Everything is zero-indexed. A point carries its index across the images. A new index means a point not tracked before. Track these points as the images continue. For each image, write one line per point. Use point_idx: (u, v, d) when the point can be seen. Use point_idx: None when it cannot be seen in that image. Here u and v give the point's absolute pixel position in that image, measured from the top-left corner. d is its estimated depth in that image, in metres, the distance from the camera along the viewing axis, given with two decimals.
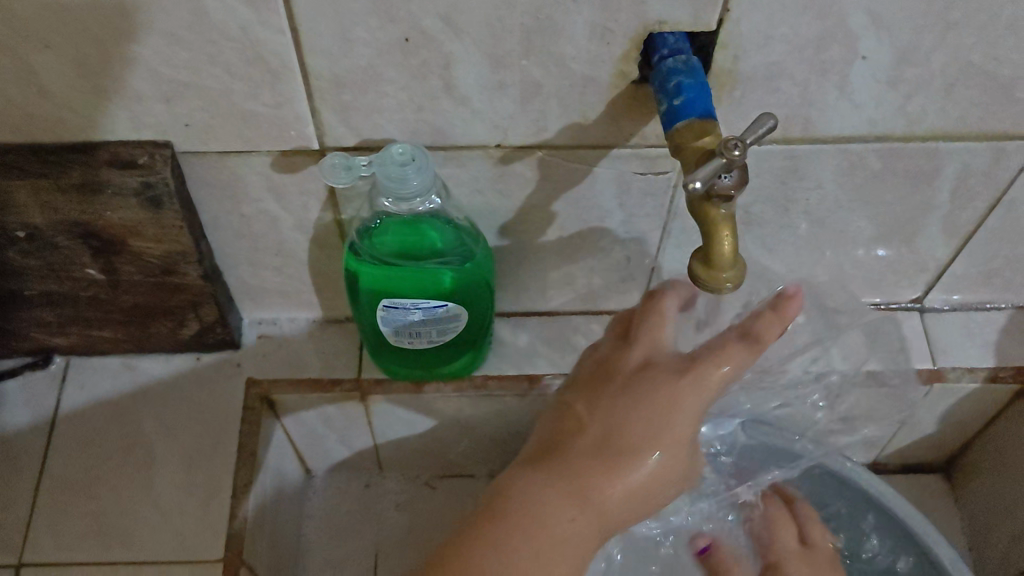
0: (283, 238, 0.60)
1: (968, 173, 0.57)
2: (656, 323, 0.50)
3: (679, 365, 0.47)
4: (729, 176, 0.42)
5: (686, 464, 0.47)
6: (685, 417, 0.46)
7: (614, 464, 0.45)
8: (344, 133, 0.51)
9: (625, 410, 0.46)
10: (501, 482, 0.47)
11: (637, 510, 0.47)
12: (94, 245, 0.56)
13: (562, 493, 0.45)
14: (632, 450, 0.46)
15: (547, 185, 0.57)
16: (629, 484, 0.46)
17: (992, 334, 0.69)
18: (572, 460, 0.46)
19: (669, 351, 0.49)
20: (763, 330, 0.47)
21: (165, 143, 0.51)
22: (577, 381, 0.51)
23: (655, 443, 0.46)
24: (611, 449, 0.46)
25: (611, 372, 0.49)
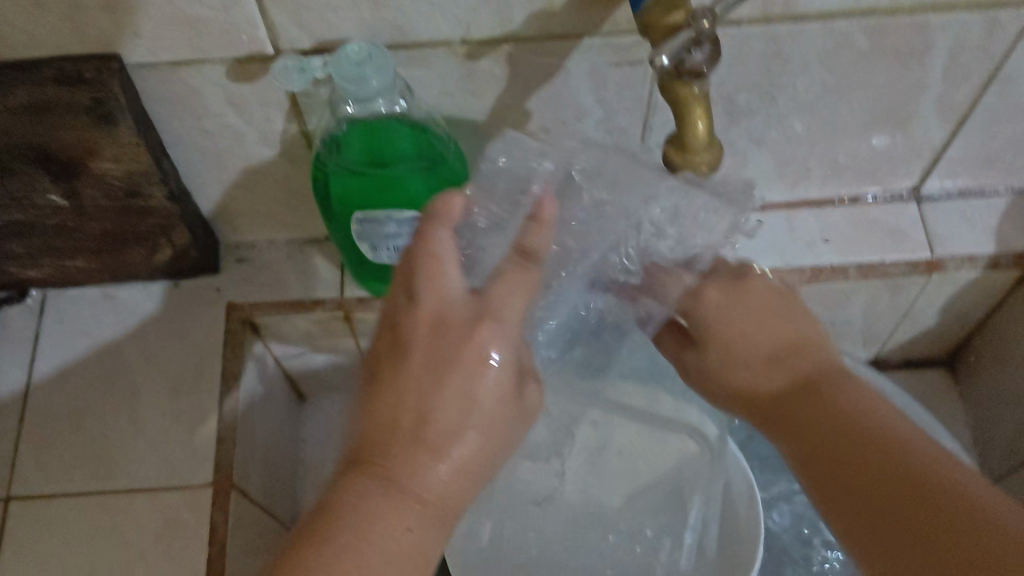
0: (250, 154, 0.58)
1: (961, 47, 0.54)
2: (434, 268, 0.42)
3: (468, 307, 0.42)
4: (698, 52, 0.40)
5: (516, 410, 0.43)
6: (468, 359, 0.41)
7: (430, 448, 0.40)
8: (298, 35, 0.49)
9: (407, 384, 0.41)
10: (309, 515, 0.38)
11: (472, 488, 0.42)
12: (52, 168, 0.54)
13: (380, 505, 0.38)
14: (448, 429, 0.40)
15: (518, 82, 0.54)
16: (455, 462, 0.40)
17: (992, 221, 0.66)
18: (385, 460, 0.39)
19: (458, 291, 0.43)
20: (535, 236, 0.45)
21: (113, 56, 0.49)
22: (371, 359, 0.42)
23: (473, 406, 0.41)
24: (422, 432, 0.40)
25: (397, 334, 0.42)
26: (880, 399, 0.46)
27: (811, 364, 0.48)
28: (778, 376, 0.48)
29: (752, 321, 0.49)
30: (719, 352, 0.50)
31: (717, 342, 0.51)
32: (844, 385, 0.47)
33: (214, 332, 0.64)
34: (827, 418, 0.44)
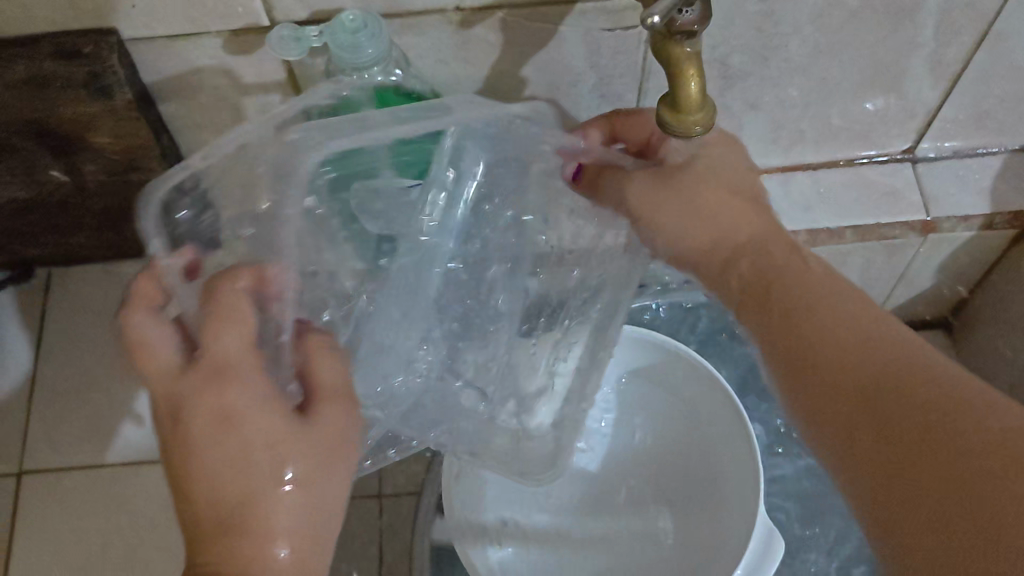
0: (249, 126, 0.58)
1: (952, 5, 0.54)
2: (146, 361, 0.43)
3: (176, 376, 0.42)
4: (691, 10, 0.40)
5: (322, 438, 0.43)
6: (243, 424, 0.41)
7: (242, 531, 0.40)
8: (293, 6, 0.49)
9: (194, 455, 0.41)
10: None
11: (315, 531, 0.43)
12: (53, 144, 0.54)
13: None
14: (243, 504, 0.41)
15: (512, 49, 0.54)
16: (271, 528, 0.41)
17: (987, 180, 0.67)
18: (201, 556, 0.40)
19: (219, 355, 0.42)
20: (230, 312, 0.42)
21: (109, 30, 0.49)
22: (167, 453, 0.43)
23: (252, 470, 0.41)
24: (225, 522, 0.40)
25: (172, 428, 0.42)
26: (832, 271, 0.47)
27: (754, 247, 0.48)
28: (731, 265, 0.48)
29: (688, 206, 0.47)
30: (666, 227, 0.48)
31: (664, 223, 0.48)
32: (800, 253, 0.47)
33: None
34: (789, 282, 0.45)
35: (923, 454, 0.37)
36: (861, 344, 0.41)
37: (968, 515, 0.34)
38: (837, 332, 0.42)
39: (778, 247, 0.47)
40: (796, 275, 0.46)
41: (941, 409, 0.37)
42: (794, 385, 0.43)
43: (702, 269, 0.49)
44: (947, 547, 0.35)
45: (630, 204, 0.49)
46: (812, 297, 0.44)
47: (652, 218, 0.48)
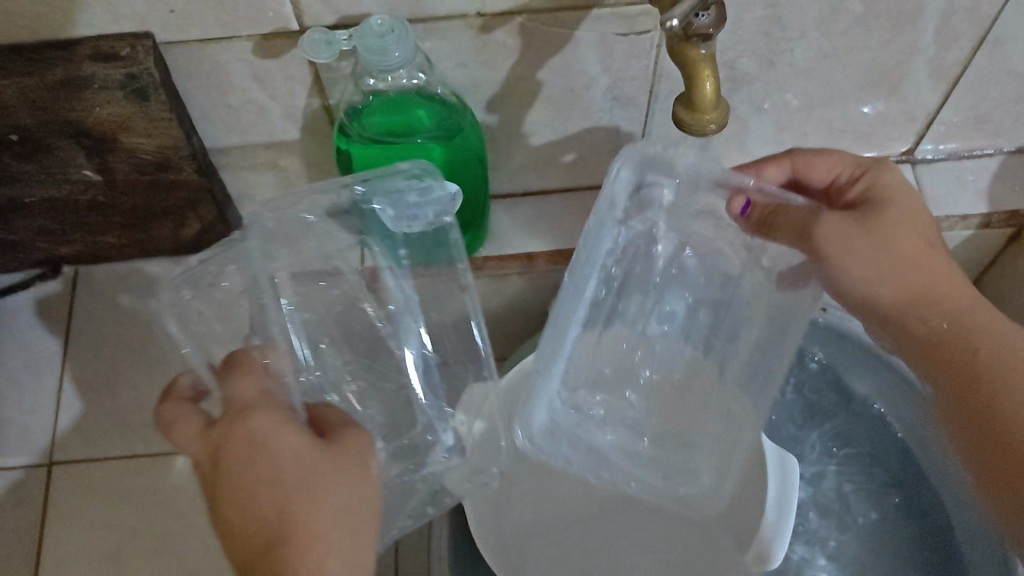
0: (274, 128, 0.60)
1: (951, 10, 0.56)
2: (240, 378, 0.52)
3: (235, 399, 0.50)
4: (706, 14, 0.42)
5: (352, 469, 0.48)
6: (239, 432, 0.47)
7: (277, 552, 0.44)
8: (322, 10, 0.51)
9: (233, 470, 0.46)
10: None
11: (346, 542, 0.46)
12: (86, 144, 0.56)
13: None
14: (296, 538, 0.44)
15: (530, 53, 0.56)
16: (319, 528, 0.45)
17: (984, 181, 0.69)
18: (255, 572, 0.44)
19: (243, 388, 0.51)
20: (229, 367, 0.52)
21: (145, 34, 0.52)
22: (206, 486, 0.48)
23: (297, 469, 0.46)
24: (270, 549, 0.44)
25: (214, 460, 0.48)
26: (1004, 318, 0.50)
27: (956, 304, 0.50)
28: (922, 315, 0.50)
29: (877, 247, 0.50)
30: (854, 274, 0.50)
31: (849, 266, 0.50)
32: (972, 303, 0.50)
33: None
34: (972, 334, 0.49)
35: None
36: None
37: None
38: (1021, 392, 0.46)
39: (970, 307, 0.49)
40: (976, 331, 0.49)
41: None
42: (967, 431, 0.48)
43: (890, 321, 0.52)
44: None
45: (806, 236, 0.51)
46: (996, 352, 0.48)
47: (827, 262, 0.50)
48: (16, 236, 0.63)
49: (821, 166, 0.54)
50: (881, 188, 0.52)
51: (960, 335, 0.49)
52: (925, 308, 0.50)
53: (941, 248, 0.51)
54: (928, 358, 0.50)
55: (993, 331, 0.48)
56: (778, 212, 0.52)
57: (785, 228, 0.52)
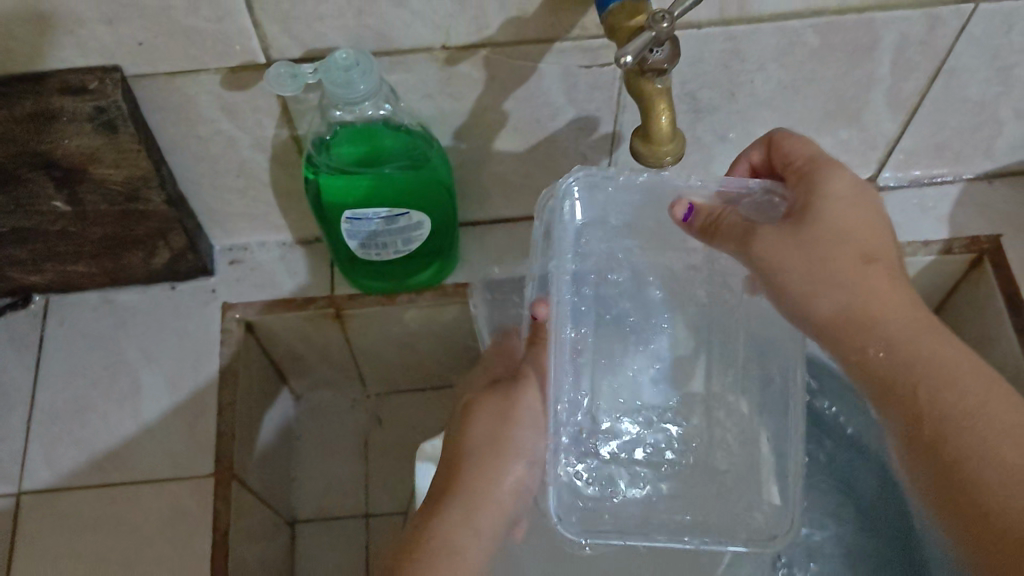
0: (244, 158, 0.61)
1: (906, 43, 0.58)
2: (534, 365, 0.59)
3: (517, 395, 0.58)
4: (660, 50, 0.44)
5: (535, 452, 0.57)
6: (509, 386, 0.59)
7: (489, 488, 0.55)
8: (288, 44, 0.52)
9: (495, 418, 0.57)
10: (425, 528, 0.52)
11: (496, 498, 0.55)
12: (56, 175, 0.57)
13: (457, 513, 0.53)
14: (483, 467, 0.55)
15: (495, 84, 0.57)
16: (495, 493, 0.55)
17: (945, 208, 0.71)
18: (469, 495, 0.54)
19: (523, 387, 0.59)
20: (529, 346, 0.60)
21: (114, 68, 0.52)
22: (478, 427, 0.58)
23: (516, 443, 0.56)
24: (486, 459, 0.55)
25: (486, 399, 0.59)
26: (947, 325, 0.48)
27: (888, 323, 0.48)
28: (858, 337, 0.49)
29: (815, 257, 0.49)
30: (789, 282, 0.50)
31: (787, 282, 0.50)
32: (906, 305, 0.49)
33: (209, 330, 0.67)
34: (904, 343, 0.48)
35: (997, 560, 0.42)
36: (968, 423, 0.45)
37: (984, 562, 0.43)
38: (969, 428, 0.45)
39: (911, 326, 0.48)
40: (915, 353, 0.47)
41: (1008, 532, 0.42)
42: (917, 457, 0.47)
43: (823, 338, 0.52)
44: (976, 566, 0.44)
45: (745, 244, 0.51)
46: (925, 368, 0.47)
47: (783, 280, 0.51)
48: None
49: (789, 144, 0.53)
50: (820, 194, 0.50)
51: (896, 360, 0.48)
52: (858, 334, 0.49)
53: (884, 257, 0.50)
54: (876, 387, 0.49)
55: (936, 355, 0.47)
56: (721, 220, 0.53)
57: (728, 234, 0.52)
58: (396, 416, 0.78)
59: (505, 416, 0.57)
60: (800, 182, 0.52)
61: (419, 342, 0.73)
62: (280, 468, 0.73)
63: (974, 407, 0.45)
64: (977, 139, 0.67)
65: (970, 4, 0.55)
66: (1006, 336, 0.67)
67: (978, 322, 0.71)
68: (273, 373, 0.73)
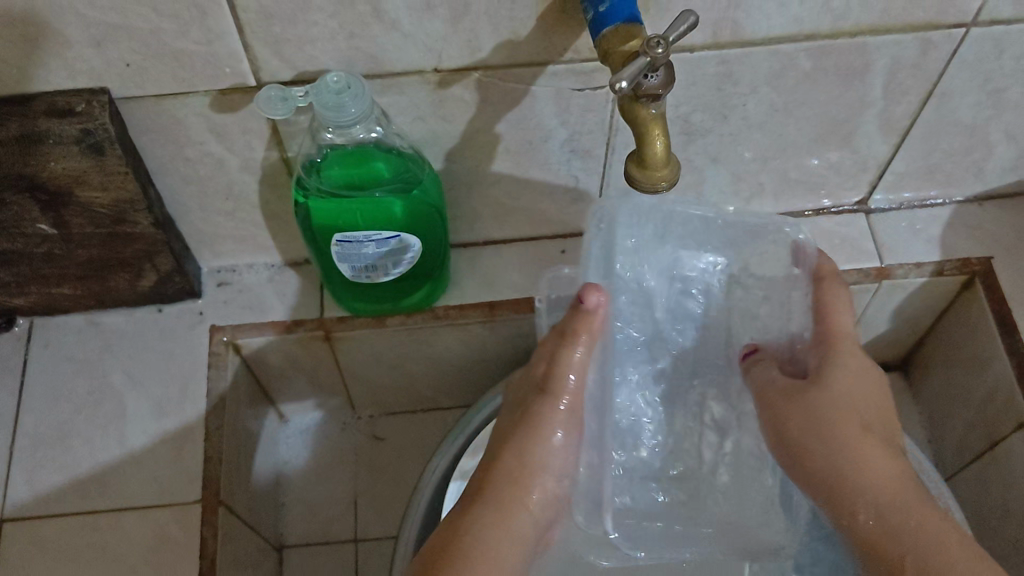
0: (232, 180, 0.60)
1: (898, 67, 0.58)
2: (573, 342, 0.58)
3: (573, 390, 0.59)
4: (655, 76, 0.43)
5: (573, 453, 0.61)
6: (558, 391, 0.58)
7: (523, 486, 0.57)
8: (278, 66, 0.52)
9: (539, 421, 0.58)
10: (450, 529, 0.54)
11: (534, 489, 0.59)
12: (41, 198, 0.56)
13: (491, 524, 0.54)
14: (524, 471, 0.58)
15: (487, 107, 0.57)
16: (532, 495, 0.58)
17: (936, 230, 0.70)
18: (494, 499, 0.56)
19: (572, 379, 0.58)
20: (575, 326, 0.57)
21: (101, 90, 0.52)
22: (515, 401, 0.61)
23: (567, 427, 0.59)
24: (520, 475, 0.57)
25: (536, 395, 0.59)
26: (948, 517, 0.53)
27: (870, 473, 0.54)
28: (852, 505, 0.54)
29: (811, 416, 0.57)
30: (871, 471, 0.54)
31: (868, 475, 0.54)
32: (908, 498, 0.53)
33: (197, 354, 0.66)
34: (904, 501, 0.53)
35: None
36: None
37: None
38: None
39: (886, 481, 0.54)
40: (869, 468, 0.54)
41: None
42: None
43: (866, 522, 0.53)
44: None
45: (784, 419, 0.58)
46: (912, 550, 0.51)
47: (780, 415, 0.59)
48: None
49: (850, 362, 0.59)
50: (829, 386, 0.57)
51: (883, 527, 0.52)
52: (851, 496, 0.54)
53: (880, 423, 0.57)
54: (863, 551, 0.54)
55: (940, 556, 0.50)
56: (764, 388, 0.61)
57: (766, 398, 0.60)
58: (386, 439, 0.78)
59: (535, 432, 0.58)
60: (821, 345, 0.61)
61: (409, 365, 0.73)
62: (269, 494, 0.72)
63: None
64: (968, 161, 0.67)
65: (961, 28, 0.55)
66: (998, 358, 0.67)
67: (970, 344, 0.70)
68: (261, 396, 0.72)
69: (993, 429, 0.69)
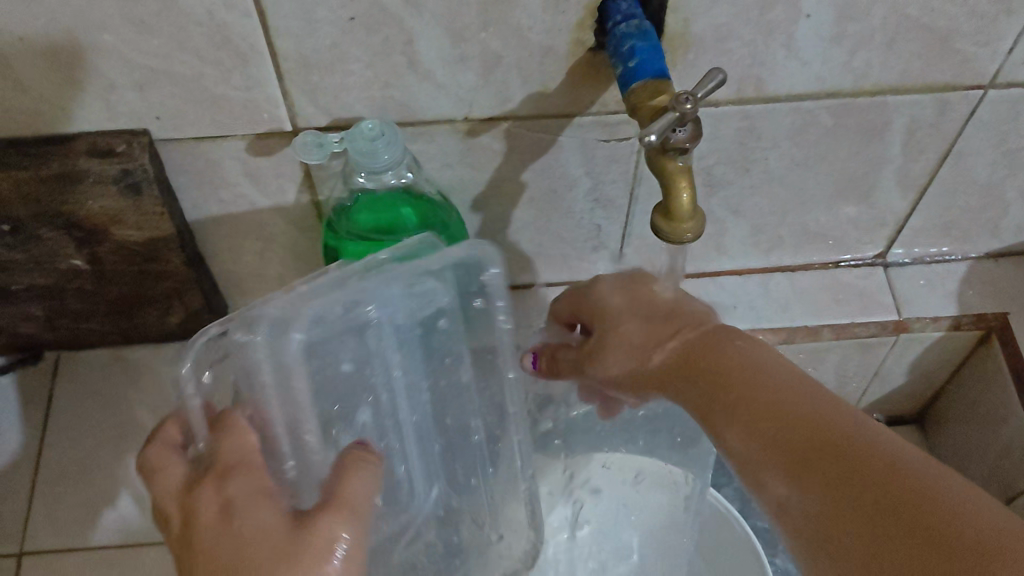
0: (262, 221, 0.62)
1: (916, 125, 0.59)
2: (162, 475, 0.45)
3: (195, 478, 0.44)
4: (683, 129, 0.45)
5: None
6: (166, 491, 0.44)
7: None
8: (315, 113, 0.53)
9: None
10: None
11: None
12: (77, 235, 0.57)
13: None
14: None
15: (515, 156, 0.58)
16: None
17: (953, 285, 0.71)
18: None
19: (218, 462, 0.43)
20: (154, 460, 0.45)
21: (142, 131, 0.53)
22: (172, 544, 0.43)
23: None
24: None
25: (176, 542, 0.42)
26: (773, 358, 0.50)
27: (687, 332, 0.53)
28: (697, 381, 0.50)
29: (645, 339, 0.54)
30: (627, 346, 0.54)
31: (729, 367, 0.50)
32: (728, 345, 0.51)
33: None
34: (739, 375, 0.49)
35: (830, 490, 0.42)
36: (738, 348, 0.50)
37: (854, 497, 0.41)
38: (752, 353, 0.50)
39: (703, 338, 0.51)
40: (765, 380, 0.48)
41: (874, 450, 0.42)
42: (823, 486, 0.43)
43: (708, 374, 0.50)
44: (817, 502, 0.43)
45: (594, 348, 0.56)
46: (750, 380, 0.48)
47: (603, 345, 0.55)
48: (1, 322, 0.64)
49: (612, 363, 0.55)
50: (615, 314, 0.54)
51: (736, 380, 0.49)
52: (767, 419, 0.46)
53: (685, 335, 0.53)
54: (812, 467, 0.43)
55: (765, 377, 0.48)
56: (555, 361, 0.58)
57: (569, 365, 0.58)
58: None
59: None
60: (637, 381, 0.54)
61: None
62: None
63: (760, 391, 0.48)
64: (984, 219, 0.68)
65: (979, 89, 0.56)
66: (1014, 415, 0.67)
67: (987, 399, 0.71)
68: None
69: (1010, 486, 0.69)
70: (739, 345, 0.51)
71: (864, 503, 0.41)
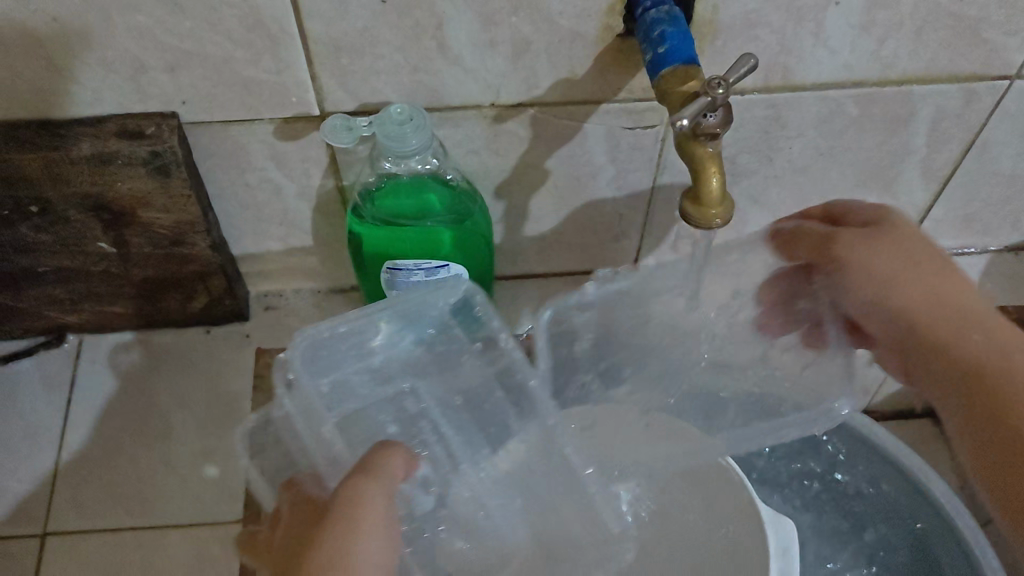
0: (287, 206, 0.62)
1: (941, 115, 0.59)
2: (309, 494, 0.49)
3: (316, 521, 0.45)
4: (713, 115, 0.45)
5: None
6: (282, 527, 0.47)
7: None
8: (343, 97, 0.54)
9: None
10: None
11: None
12: (105, 218, 0.57)
13: None
14: None
15: (540, 143, 0.58)
16: None
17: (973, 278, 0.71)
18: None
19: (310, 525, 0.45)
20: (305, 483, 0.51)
21: (171, 114, 0.53)
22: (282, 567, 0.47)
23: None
24: None
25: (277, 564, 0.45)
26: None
27: (967, 304, 0.58)
28: (963, 336, 0.56)
29: (915, 279, 0.58)
30: (909, 294, 0.59)
31: (904, 296, 0.59)
32: (978, 326, 0.57)
33: (244, 376, 0.67)
34: (994, 382, 0.54)
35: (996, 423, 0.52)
36: (990, 351, 0.55)
37: (994, 439, 0.52)
38: (995, 346, 0.55)
39: (972, 314, 0.57)
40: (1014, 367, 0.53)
41: (1009, 378, 0.53)
42: (989, 424, 0.52)
43: (954, 318, 0.57)
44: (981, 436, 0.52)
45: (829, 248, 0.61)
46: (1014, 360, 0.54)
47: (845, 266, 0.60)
48: (26, 304, 0.64)
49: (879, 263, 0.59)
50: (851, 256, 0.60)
51: (999, 355, 0.55)
52: (931, 346, 0.57)
53: (971, 309, 0.57)
54: (987, 407, 0.53)
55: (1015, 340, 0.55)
56: (799, 231, 0.63)
57: (809, 239, 0.62)
58: None
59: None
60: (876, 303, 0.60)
61: None
62: None
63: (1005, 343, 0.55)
64: (1005, 211, 0.68)
65: (1005, 80, 0.56)
66: None
67: None
68: None
69: None
70: (983, 323, 0.57)
71: (1003, 455, 0.51)
